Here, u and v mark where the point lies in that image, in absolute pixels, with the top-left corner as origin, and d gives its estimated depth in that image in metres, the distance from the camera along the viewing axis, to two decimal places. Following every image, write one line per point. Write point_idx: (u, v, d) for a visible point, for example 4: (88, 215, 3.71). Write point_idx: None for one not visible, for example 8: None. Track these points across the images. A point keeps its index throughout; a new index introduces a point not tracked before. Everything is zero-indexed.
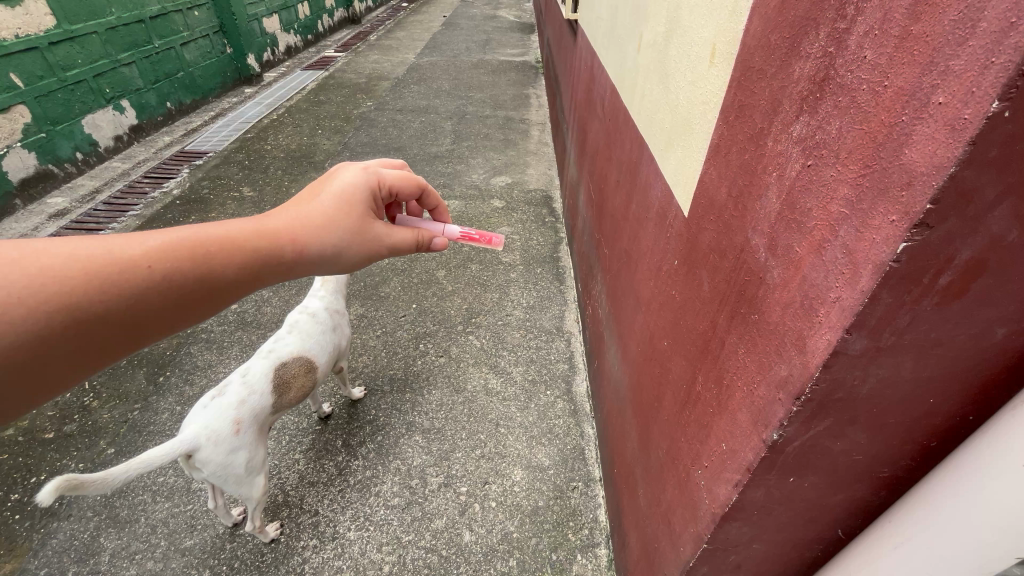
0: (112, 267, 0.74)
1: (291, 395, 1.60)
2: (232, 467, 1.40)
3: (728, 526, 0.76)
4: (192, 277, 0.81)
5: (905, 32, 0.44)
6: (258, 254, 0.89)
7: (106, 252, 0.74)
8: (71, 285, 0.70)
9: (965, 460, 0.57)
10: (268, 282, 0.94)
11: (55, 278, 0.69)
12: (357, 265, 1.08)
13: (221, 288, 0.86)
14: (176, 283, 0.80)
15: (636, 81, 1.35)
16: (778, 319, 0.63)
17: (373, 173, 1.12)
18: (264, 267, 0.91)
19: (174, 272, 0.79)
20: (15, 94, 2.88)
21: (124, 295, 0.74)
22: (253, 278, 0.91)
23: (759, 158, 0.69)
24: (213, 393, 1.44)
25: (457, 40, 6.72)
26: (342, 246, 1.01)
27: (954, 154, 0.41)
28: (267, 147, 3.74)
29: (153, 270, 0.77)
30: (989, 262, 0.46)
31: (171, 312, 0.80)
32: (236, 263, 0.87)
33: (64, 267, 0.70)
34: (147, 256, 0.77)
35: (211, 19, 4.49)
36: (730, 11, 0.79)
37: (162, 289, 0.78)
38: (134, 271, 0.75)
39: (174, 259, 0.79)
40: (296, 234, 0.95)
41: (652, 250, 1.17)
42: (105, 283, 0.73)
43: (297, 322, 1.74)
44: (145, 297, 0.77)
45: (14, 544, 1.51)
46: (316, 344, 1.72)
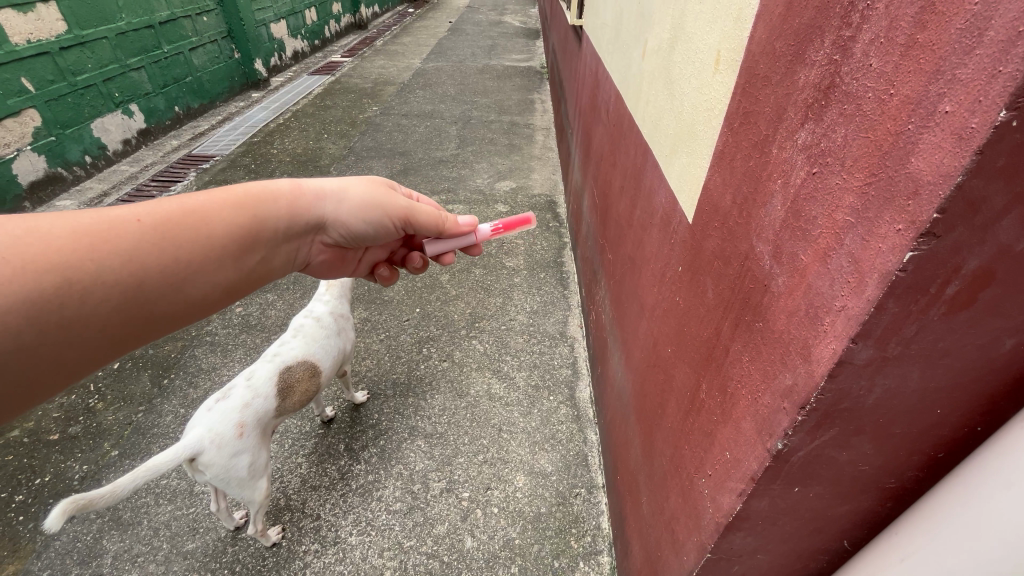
0: (101, 225, 0.84)
1: (296, 399, 1.60)
2: (234, 470, 1.40)
3: (732, 536, 0.75)
4: (183, 225, 0.93)
5: (911, 40, 0.44)
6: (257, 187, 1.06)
7: (95, 216, 0.85)
8: (61, 242, 0.80)
9: (974, 471, 0.56)
10: (269, 229, 1.06)
11: (45, 236, 0.79)
12: (364, 213, 1.20)
13: (217, 234, 0.97)
14: (164, 234, 0.90)
15: (641, 87, 1.35)
16: (783, 327, 0.62)
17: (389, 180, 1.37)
18: (263, 209, 1.05)
19: (160, 223, 0.90)
20: (26, 98, 2.92)
21: (115, 249, 0.84)
22: (254, 219, 1.03)
23: (764, 166, 0.69)
24: (218, 394, 1.46)
25: (463, 46, 6.77)
26: (339, 189, 1.17)
27: (960, 163, 0.40)
28: (274, 151, 3.77)
29: (139, 221, 0.88)
30: (997, 272, 0.46)
31: (166, 263, 0.90)
32: (234, 205, 1.01)
33: (52, 229, 0.80)
34: (134, 213, 0.89)
35: (219, 24, 4.54)
36: (735, 18, 0.79)
37: (151, 238, 0.89)
38: (123, 224, 0.86)
39: (162, 212, 0.91)
40: (293, 186, 1.12)
41: (656, 256, 1.17)
42: (97, 238, 0.83)
43: (301, 326, 1.76)
44: (137, 247, 0.87)
45: (18, 545, 1.52)
46: (321, 348, 1.72)
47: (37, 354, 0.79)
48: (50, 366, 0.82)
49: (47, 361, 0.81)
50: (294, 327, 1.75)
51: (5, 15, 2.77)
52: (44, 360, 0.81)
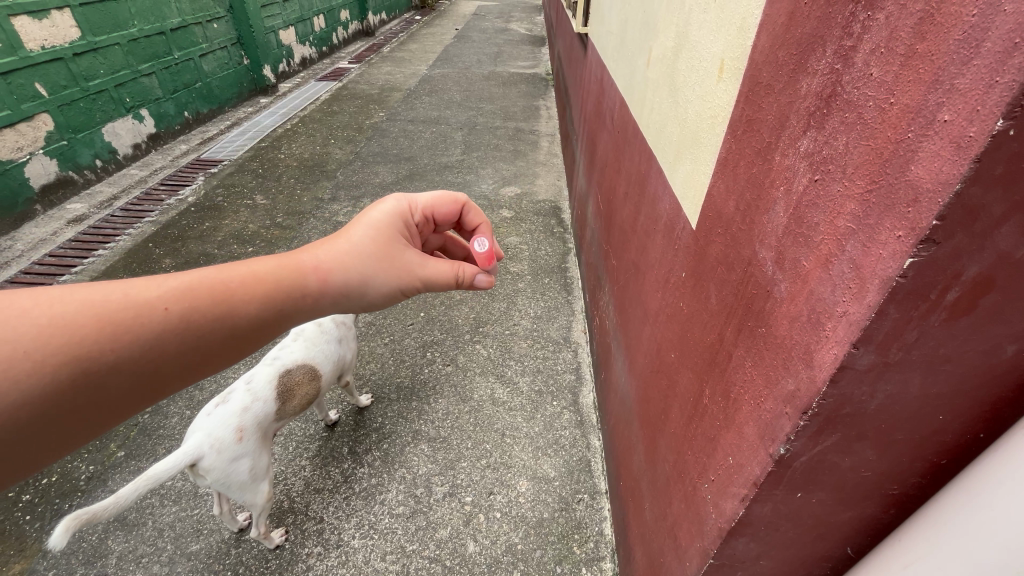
0: (126, 313, 0.75)
1: (295, 401, 1.61)
2: (235, 474, 1.41)
3: (734, 542, 0.76)
4: (209, 316, 0.82)
5: (910, 51, 0.45)
6: (280, 279, 0.90)
7: (122, 298, 0.76)
8: (80, 335, 0.71)
9: (978, 478, 0.56)
10: (294, 320, 0.94)
11: (66, 328, 0.71)
12: (388, 299, 1.06)
13: (241, 329, 0.86)
14: (192, 324, 0.80)
15: (645, 95, 1.36)
16: (785, 332, 0.63)
17: (404, 200, 1.16)
18: (290, 303, 0.91)
19: (188, 313, 0.80)
20: (39, 103, 2.96)
21: (135, 343, 0.75)
22: (278, 313, 0.91)
23: (767, 173, 0.69)
24: (217, 399, 1.47)
25: (469, 53, 6.83)
26: (368, 274, 1.00)
27: (959, 171, 0.41)
28: (281, 156, 3.81)
29: (167, 311, 0.78)
30: (996, 279, 0.46)
31: (188, 358, 0.81)
32: (258, 297, 0.88)
33: (76, 317, 0.72)
34: (162, 300, 0.78)
35: (229, 31, 4.60)
36: (739, 28, 0.80)
37: (179, 330, 0.79)
38: (147, 314, 0.77)
39: (190, 300, 0.81)
40: (320, 265, 0.96)
41: (659, 262, 1.18)
42: (117, 332, 0.74)
43: (301, 332, 1.75)
44: (160, 341, 0.77)
45: (25, 544, 1.53)
46: (321, 352, 1.73)
47: (39, 448, 0.73)
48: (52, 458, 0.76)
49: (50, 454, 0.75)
50: (293, 333, 1.76)
51: (20, 22, 2.82)
52: (47, 452, 0.75)
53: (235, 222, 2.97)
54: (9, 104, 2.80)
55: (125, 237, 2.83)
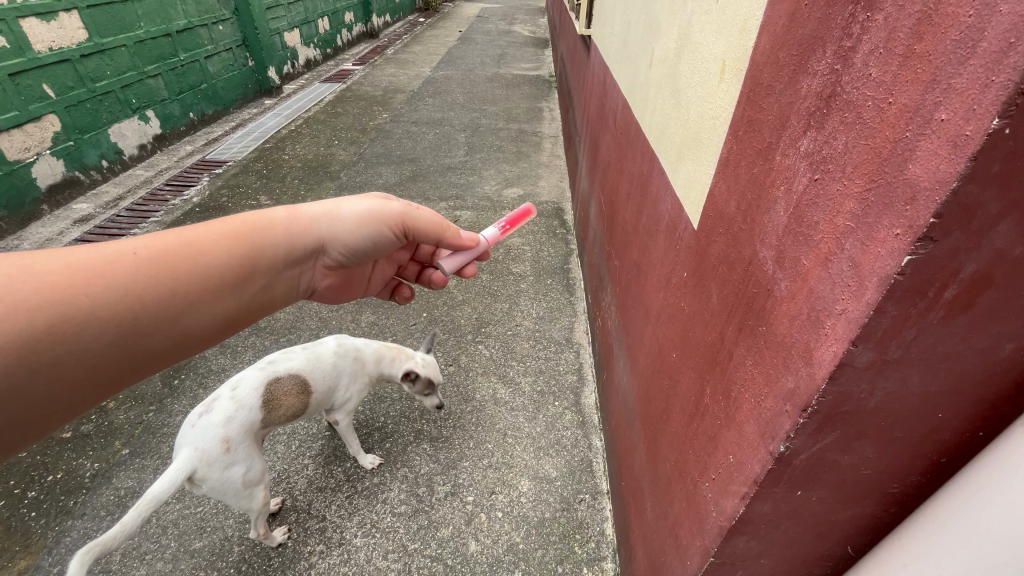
0: (98, 260, 0.89)
1: (285, 408, 1.61)
2: (229, 482, 1.41)
3: (735, 540, 0.76)
4: (180, 256, 0.98)
5: (909, 51, 0.45)
6: (252, 217, 1.12)
7: (94, 251, 0.90)
8: (57, 277, 0.84)
9: (978, 476, 0.57)
10: (267, 255, 1.11)
11: (43, 274, 0.83)
12: (361, 231, 1.25)
13: (213, 265, 1.01)
14: (163, 265, 0.95)
15: (648, 96, 1.37)
16: (785, 331, 0.63)
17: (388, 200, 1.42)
18: (260, 237, 1.10)
19: (158, 255, 0.95)
20: (47, 104, 2.99)
21: (110, 284, 0.88)
22: (251, 248, 1.08)
23: (767, 172, 0.70)
24: (201, 407, 1.47)
25: (472, 55, 6.86)
26: (335, 207, 1.23)
27: (956, 169, 0.41)
28: (285, 157, 3.83)
29: (138, 253, 0.93)
30: (994, 277, 0.47)
31: (162, 299, 0.94)
32: (227, 237, 1.05)
33: (51, 266, 0.85)
34: (130, 248, 0.94)
35: (235, 33, 4.63)
36: (741, 28, 0.81)
37: (150, 270, 0.93)
38: (120, 258, 0.91)
39: (158, 244, 0.96)
40: (288, 211, 1.18)
41: (661, 262, 1.19)
42: (93, 275, 0.87)
43: (310, 347, 1.79)
44: (134, 280, 0.91)
45: (30, 540, 1.54)
46: (319, 368, 1.72)
47: (28, 392, 0.81)
48: (41, 406, 0.84)
49: (36, 400, 0.83)
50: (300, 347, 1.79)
51: (28, 24, 2.85)
52: (34, 398, 0.82)
53: None
54: (16, 104, 2.82)
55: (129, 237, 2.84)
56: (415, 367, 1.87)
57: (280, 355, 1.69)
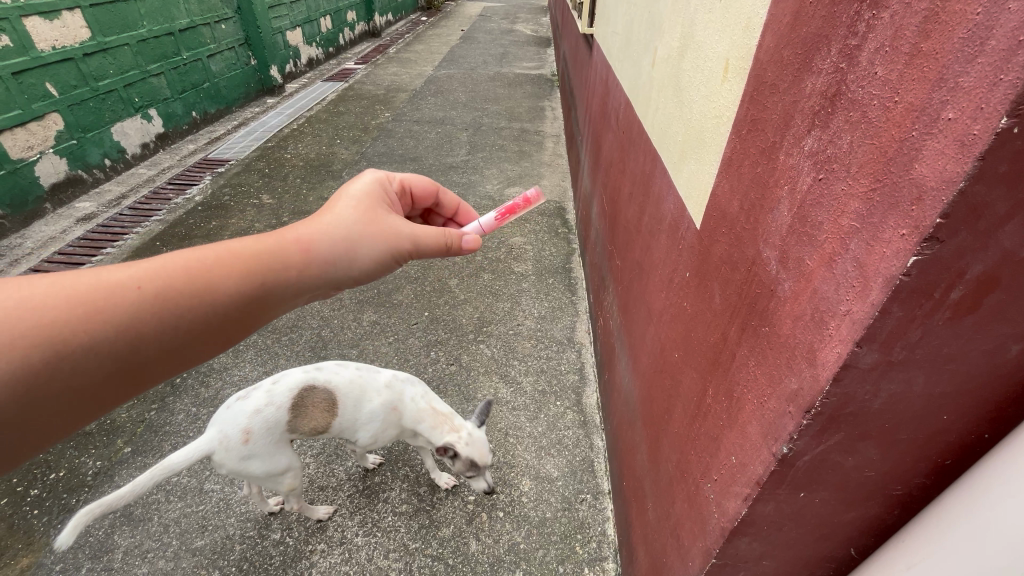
0: (98, 295, 0.78)
1: (312, 425, 1.54)
2: (245, 471, 1.43)
3: (737, 541, 0.75)
4: (186, 292, 0.85)
5: (914, 49, 0.45)
6: (264, 249, 0.95)
7: (93, 281, 0.79)
8: (52, 317, 0.75)
9: (985, 477, 0.56)
10: (279, 294, 0.96)
11: (38, 310, 0.74)
12: (377, 261, 1.08)
13: (220, 305, 0.88)
14: (167, 303, 0.83)
15: (650, 95, 1.37)
16: (788, 331, 0.63)
17: (381, 172, 1.24)
18: (272, 274, 0.94)
19: (162, 292, 0.83)
20: (50, 103, 3.00)
21: (107, 323, 0.78)
22: (261, 286, 0.93)
23: (771, 172, 0.69)
24: (242, 392, 1.51)
25: (474, 54, 6.85)
26: (357, 238, 1.04)
27: (963, 169, 0.41)
28: (288, 156, 3.83)
29: (141, 290, 0.82)
30: (1001, 277, 0.46)
31: (164, 337, 0.84)
32: (237, 270, 0.91)
33: (47, 299, 0.75)
34: (135, 279, 0.82)
35: (237, 32, 4.64)
36: (744, 27, 0.80)
37: (152, 309, 0.82)
38: (120, 294, 0.80)
39: (164, 278, 0.84)
40: (304, 237, 0.99)
41: (663, 261, 1.18)
42: (89, 312, 0.77)
43: (360, 368, 1.71)
44: (136, 320, 0.80)
45: (32, 538, 1.55)
46: (359, 395, 1.62)
47: (19, 428, 0.75)
48: (35, 439, 0.79)
49: (31, 434, 0.78)
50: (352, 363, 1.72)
51: (32, 23, 2.85)
52: (25, 434, 0.76)
53: (242, 221, 2.99)
54: (20, 103, 2.83)
55: (132, 235, 2.85)
56: (455, 445, 1.62)
57: (331, 365, 1.65)
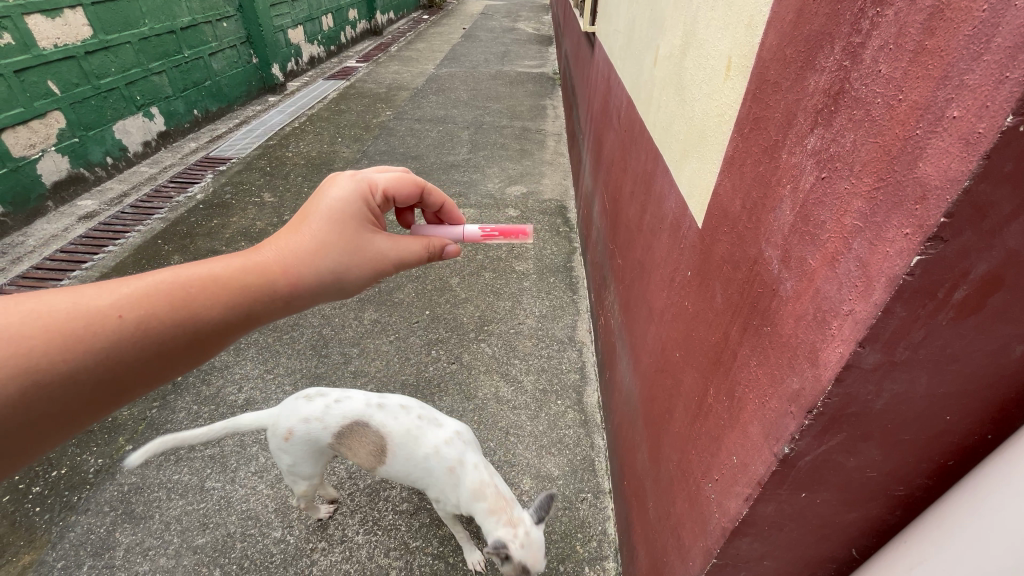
0: (81, 324, 0.79)
1: (355, 455, 1.47)
2: (280, 462, 1.47)
3: (738, 541, 0.75)
4: (169, 321, 0.86)
5: (919, 47, 0.44)
6: (246, 278, 0.96)
7: (75, 309, 0.79)
8: (35, 347, 0.75)
9: (989, 479, 0.56)
10: (263, 318, 1.00)
11: (19, 341, 0.74)
12: (358, 284, 1.12)
13: (204, 333, 0.91)
14: (150, 332, 0.84)
15: (652, 94, 1.37)
16: (790, 330, 0.62)
17: (364, 180, 1.16)
18: (256, 304, 0.97)
19: (145, 321, 0.84)
20: (52, 101, 3.00)
21: (89, 352, 0.79)
22: (245, 315, 0.96)
23: (773, 171, 0.69)
24: (316, 390, 1.51)
25: (476, 52, 6.85)
26: (341, 268, 1.07)
27: (967, 168, 0.41)
28: (289, 155, 3.83)
29: (124, 319, 0.82)
30: (1005, 278, 0.46)
31: (147, 364, 0.85)
32: (220, 299, 0.92)
33: (30, 329, 0.75)
34: (116, 308, 0.82)
35: (239, 30, 4.63)
36: (746, 25, 0.80)
37: (135, 338, 0.83)
38: (103, 323, 0.80)
39: (148, 306, 0.85)
40: (288, 267, 1.01)
41: (665, 261, 1.18)
42: (70, 342, 0.77)
43: (425, 415, 1.54)
44: (118, 348, 0.82)
45: (34, 536, 1.55)
46: (410, 451, 1.46)
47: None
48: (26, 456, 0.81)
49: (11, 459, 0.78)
50: (416, 403, 1.57)
51: (33, 21, 2.85)
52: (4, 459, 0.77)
53: (243, 219, 2.99)
54: (22, 101, 2.83)
55: (133, 234, 2.85)
56: (506, 544, 1.36)
57: (395, 405, 1.52)
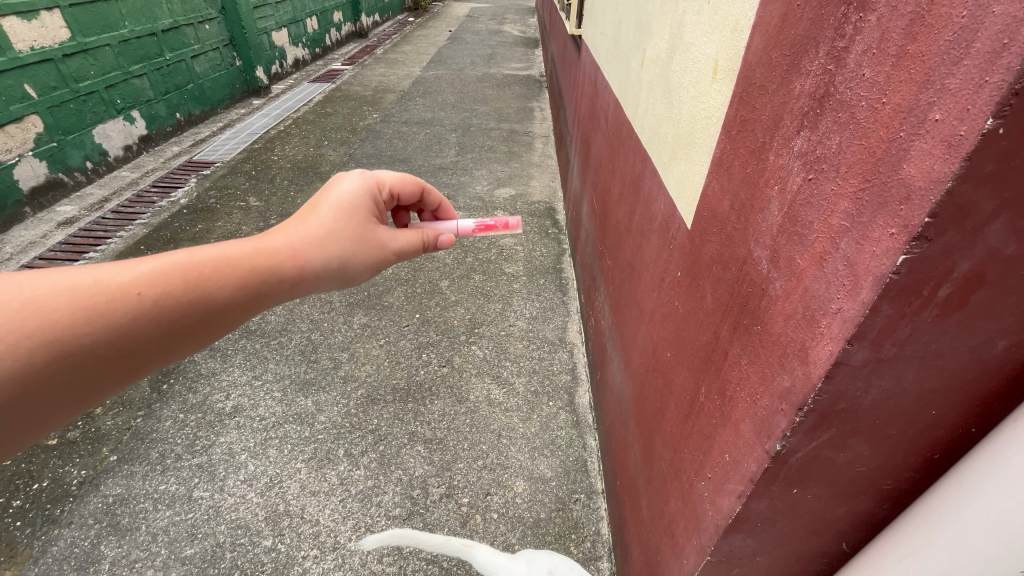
0: (98, 297, 0.78)
1: None
2: None
3: (731, 538, 0.76)
4: (183, 298, 0.85)
5: (901, 52, 0.46)
6: (257, 261, 0.95)
7: (93, 283, 0.78)
8: (55, 318, 0.74)
9: (972, 468, 0.57)
10: (270, 300, 0.99)
11: (39, 312, 0.73)
12: (362, 273, 1.11)
13: (215, 312, 0.90)
14: (165, 309, 0.83)
15: (639, 96, 1.38)
16: (780, 330, 0.63)
17: (371, 177, 1.18)
18: (265, 286, 0.96)
19: (162, 298, 0.83)
20: (28, 104, 2.93)
21: (109, 327, 0.78)
22: (253, 296, 0.95)
23: (760, 172, 0.70)
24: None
25: (463, 54, 6.85)
26: (347, 254, 1.06)
27: (951, 169, 0.42)
28: (274, 158, 3.79)
29: (141, 296, 0.81)
30: (987, 275, 0.47)
31: (160, 340, 0.84)
32: (232, 280, 0.91)
33: (52, 301, 0.75)
34: (134, 284, 0.81)
35: (222, 33, 4.58)
36: (732, 28, 0.81)
37: (152, 315, 0.82)
38: (122, 299, 0.79)
39: (164, 283, 0.84)
40: (297, 250, 1.00)
41: (655, 263, 1.19)
42: (92, 317, 0.76)
43: None
44: (136, 324, 0.80)
45: (14, 551, 1.51)
46: None
47: (19, 423, 0.74)
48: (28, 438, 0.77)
49: (24, 430, 0.75)
50: None
51: (9, 23, 2.79)
52: (20, 430, 0.75)
53: (227, 225, 2.95)
54: None
55: (114, 240, 2.80)
56: None
57: None
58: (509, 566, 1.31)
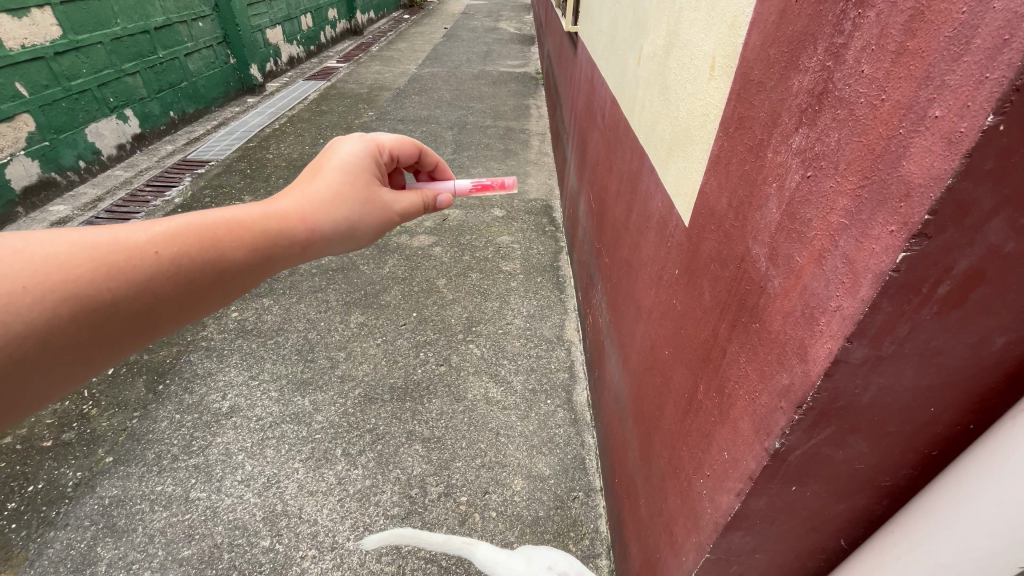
0: (118, 254, 0.77)
1: None
2: None
3: (730, 536, 0.76)
4: (200, 258, 0.84)
5: (901, 48, 0.45)
6: (268, 223, 0.94)
7: (113, 240, 0.77)
8: (79, 274, 0.73)
9: (971, 464, 0.57)
10: (283, 264, 0.98)
11: (61, 268, 0.72)
12: (368, 234, 1.11)
13: (230, 272, 0.89)
14: (183, 268, 0.82)
15: (636, 93, 1.38)
16: (779, 328, 0.63)
17: (370, 140, 1.17)
18: (278, 248, 0.95)
19: (181, 257, 0.82)
20: (20, 103, 2.90)
21: (130, 283, 0.77)
22: (266, 257, 0.94)
23: (759, 169, 0.70)
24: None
25: (459, 52, 6.83)
26: (355, 216, 1.05)
27: (950, 166, 0.42)
28: (269, 157, 3.76)
29: (161, 255, 0.80)
30: (987, 272, 0.47)
31: (179, 300, 0.83)
32: (247, 242, 0.90)
33: (74, 257, 0.74)
34: (153, 243, 0.80)
35: (215, 30, 4.54)
36: (730, 24, 0.81)
37: (171, 274, 0.81)
38: (142, 258, 0.78)
39: (182, 243, 0.83)
40: (307, 213, 0.99)
41: (653, 259, 1.18)
42: (113, 272, 0.76)
43: None
44: (156, 282, 0.80)
45: (10, 553, 1.50)
46: None
47: (46, 377, 0.74)
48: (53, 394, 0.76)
49: (50, 385, 0.75)
50: None
51: None
52: (47, 385, 0.74)
53: None
54: None
55: None
56: None
57: None
58: (508, 563, 1.31)
